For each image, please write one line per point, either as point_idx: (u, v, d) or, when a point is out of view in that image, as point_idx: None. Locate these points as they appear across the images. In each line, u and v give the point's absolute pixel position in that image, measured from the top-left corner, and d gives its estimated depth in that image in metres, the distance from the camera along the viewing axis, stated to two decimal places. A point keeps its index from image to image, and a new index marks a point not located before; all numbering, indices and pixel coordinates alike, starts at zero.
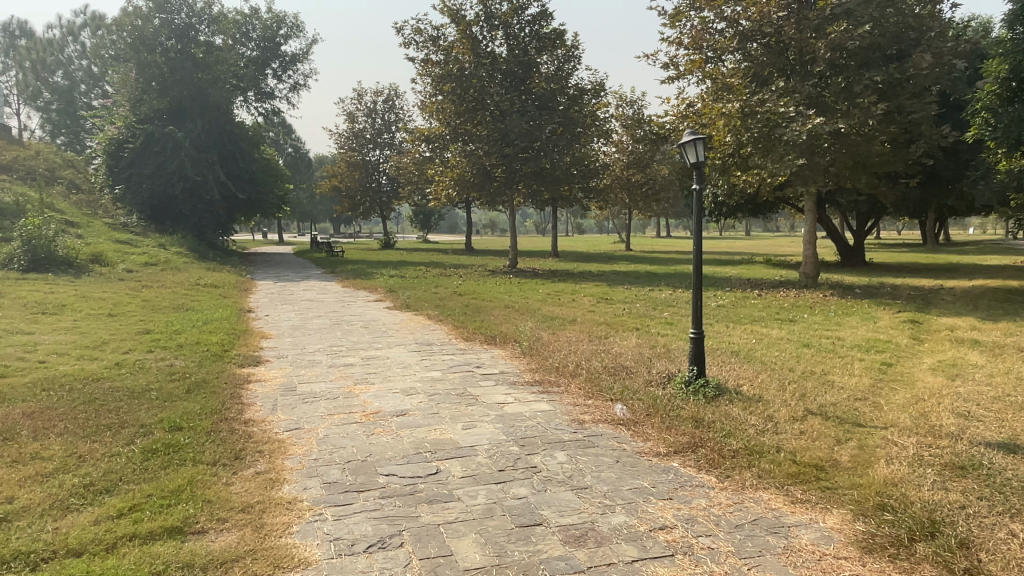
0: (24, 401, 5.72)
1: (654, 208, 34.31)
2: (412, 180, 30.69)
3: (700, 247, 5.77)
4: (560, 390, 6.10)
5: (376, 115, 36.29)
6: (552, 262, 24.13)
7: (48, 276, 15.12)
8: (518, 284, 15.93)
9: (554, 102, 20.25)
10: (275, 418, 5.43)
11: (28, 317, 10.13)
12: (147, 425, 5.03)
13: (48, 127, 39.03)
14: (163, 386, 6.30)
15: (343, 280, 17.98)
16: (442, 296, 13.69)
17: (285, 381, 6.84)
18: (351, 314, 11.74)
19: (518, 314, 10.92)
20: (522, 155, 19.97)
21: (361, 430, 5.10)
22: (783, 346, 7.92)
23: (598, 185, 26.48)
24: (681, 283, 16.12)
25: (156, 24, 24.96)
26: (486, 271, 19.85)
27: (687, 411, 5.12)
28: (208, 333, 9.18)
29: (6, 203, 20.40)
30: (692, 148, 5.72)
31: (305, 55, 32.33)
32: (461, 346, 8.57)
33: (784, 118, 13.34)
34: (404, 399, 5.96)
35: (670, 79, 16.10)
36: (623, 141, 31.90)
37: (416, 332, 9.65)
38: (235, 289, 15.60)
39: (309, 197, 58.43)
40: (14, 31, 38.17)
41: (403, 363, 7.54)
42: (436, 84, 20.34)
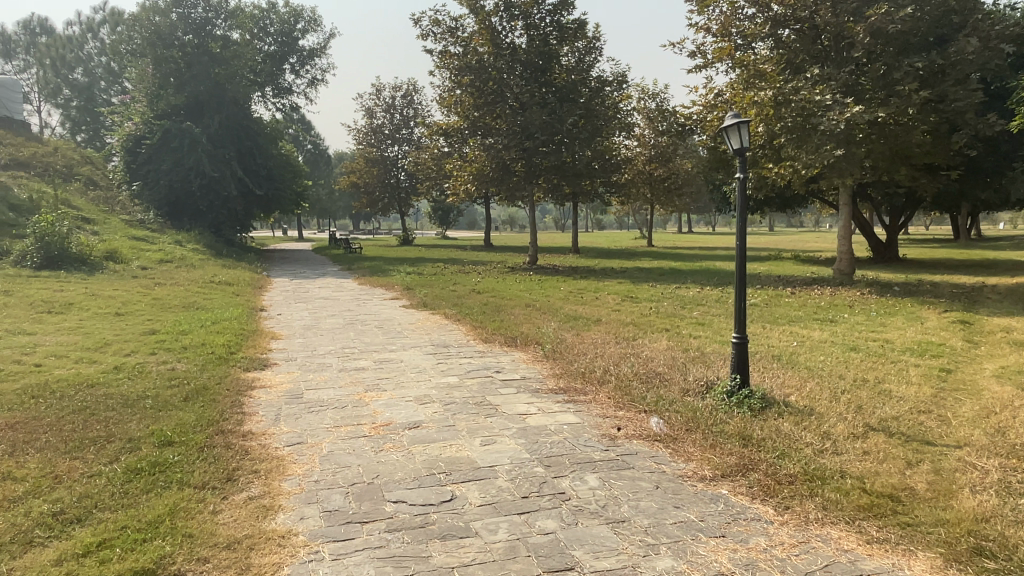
0: (7, 410, 5.27)
1: (676, 203, 33.59)
2: (431, 175, 30.24)
3: (744, 242, 5.22)
4: (587, 399, 5.58)
5: (395, 110, 35.89)
6: (572, 258, 23.58)
7: (61, 274, 14.83)
8: (538, 282, 15.41)
9: (576, 94, 19.72)
10: (278, 431, 4.98)
11: (32, 317, 9.77)
12: (136, 439, 4.58)
13: (68, 125, 39.36)
14: (160, 393, 5.87)
15: (359, 278, 17.55)
16: (460, 294, 13.21)
17: (291, 387, 6.38)
18: (365, 313, 11.28)
19: (541, 314, 10.40)
20: (543, 149, 19.38)
21: (369, 446, 4.61)
22: (828, 350, 7.31)
23: (619, 179, 25.83)
24: (708, 280, 15.49)
25: (172, 19, 24.65)
26: (506, 268, 19.32)
27: (733, 427, 4.58)
28: (215, 334, 8.75)
29: (22, 201, 20.24)
30: (735, 133, 5.18)
31: (323, 49, 31.94)
32: (479, 348, 8.05)
33: (820, 107, 12.65)
34: (417, 409, 5.46)
35: (696, 68, 15.47)
36: (645, 134, 31.16)
37: (432, 333, 9.16)
38: (249, 286, 15.24)
39: (328, 193, 58.31)
40: (34, 29, 38.79)
41: (417, 367, 7.05)
42: (455, 77, 19.85)
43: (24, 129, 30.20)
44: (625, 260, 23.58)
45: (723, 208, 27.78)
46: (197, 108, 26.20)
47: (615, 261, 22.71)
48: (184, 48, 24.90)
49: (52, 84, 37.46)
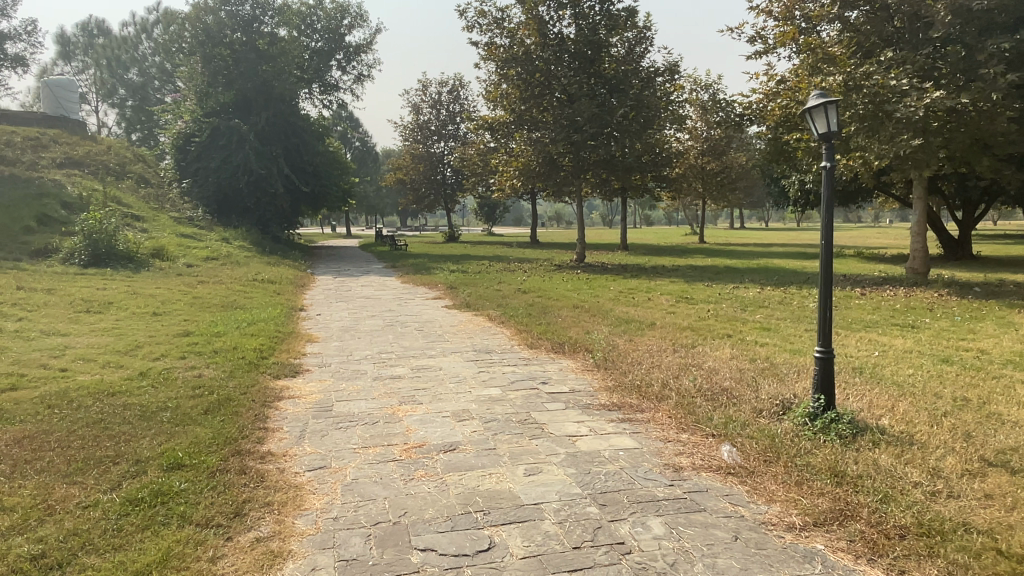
0: (19, 422, 4.90)
1: (729, 198, 32.43)
2: (476, 171, 29.81)
3: (830, 241, 4.53)
4: (646, 419, 4.94)
5: (441, 106, 35.49)
6: (621, 256, 22.81)
7: (106, 272, 14.84)
8: (586, 281, 14.75)
9: (627, 84, 18.90)
10: (303, 451, 4.50)
11: (70, 317, 9.58)
12: (144, 461, 4.14)
13: (123, 124, 40.27)
14: (181, 404, 5.45)
15: (401, 276, 17.19)
16: (505, 294, 12.64)
17: (321, 399, 5.91)
18: (405, 314, 10.81)
19: (591, 316, 9.76)
20: (591, 142, 18.63)
21: (399, 472, 4.07)
22: (916, 362, 6.49)
23: (671, 174, 24.93)
24: (769, 279, 14.58)
25: (221, 16, 24.72)
26: (552, 266, 18.68)
27: (822, 461, 3.92)
28: (249, 336, 8.37)
29: (74, 199, 20.52)
30: (822, 116, 4.50)
31: (369, 45, 31.76)
32: (524, 355, 7.46)
33: (894, 93, 11.66)
34: (455, 428, 4.91)
35: (756, 54, 14.56)
36: (697, 127, 30.11)
37: (473, 337, 8.61)
38: (291, 285, 14.99)
39: (375, 191, 58.67)
40: (92, 31, 39.78)
41: (456, 377, 6.49)
42: (501, 69, 19.29)
43: (81, 129, 30.90)
44: (677, 257, 22.68)
45: (781, 202, 26.59)
46: (245, 106, 26.29)
47: (667, 258, 21.84)
48: (232, 46, 24.96)
49: (109, 84, 38.33)
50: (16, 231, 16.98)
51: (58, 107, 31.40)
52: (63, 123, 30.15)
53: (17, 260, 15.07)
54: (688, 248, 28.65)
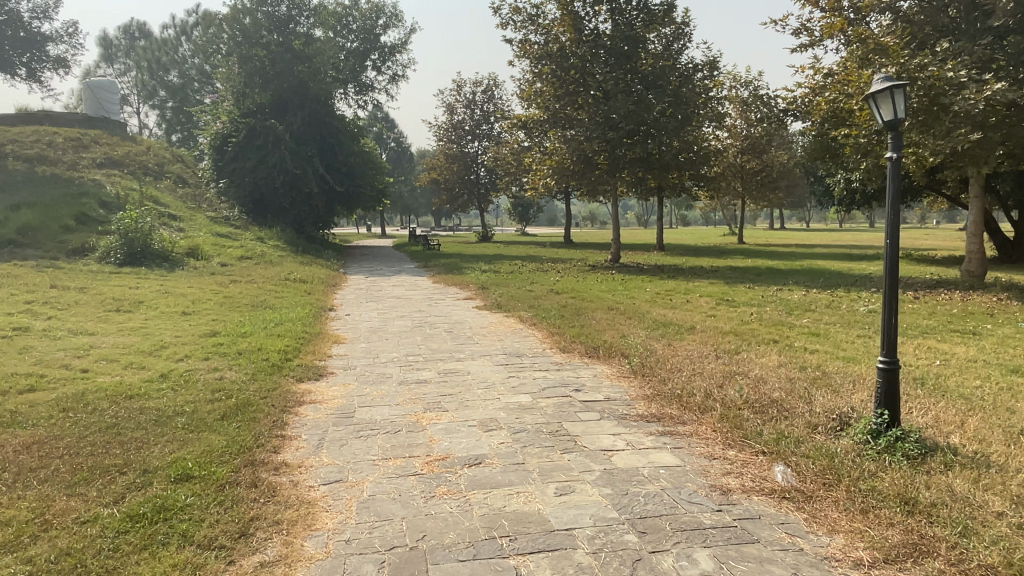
0: (30, 427, 4.73)
1: (770, 197, 31.62)
2: (510, 170, 29.53)
3: (897, 239, 4.14)
4: (688, 434, 4.57)
5: (475, 106, 35.24)
6: (657, 257, 22.33)
7: (141, 270, 14.91)
8: (622, 282, 14.36)
9: (665, 79, 18.40)
10: (320, 462, 4.22)
11: (99, 316, 9.52)
12: (152, 471, 3.91)
13: (164, 125, 40.99)
14: (198, 409, 5.22)
15: (433, 276, 16.99)
16: (538, 295, 12.33)
17: (344, 404, 5.65)
18: (435, 315, 10.54)
19: (627, 319, 9.38)
20: (627, 140, 18.17)
21: (420, 488, 3.76)
22: (982, 372, 6.00)
23: (709, 172, 24.33)
24: (813, 281, 13.99)
25: (258, 17, 24.86)
26: (586, 266, 18.28)
27: (891, 487, 3.51)
28: (275, 337, 8.17)
29: (112, 198, 20.80)
30: (889, 102, 4.15)
31: (404, 45, 31.66)
32: (557, 359, 7.12)
33: (951, 85, 11.01)
34: (481, 439, 4.59)
35: (801, 48, 14.01)
36: (737, 124, 29.41)
37: (504, 340, 8.29)
38: (322, 284, 14.88)
39: (410, 191, 58.81)
40: (133, 34, 40.52)
41: (485, 382, 6.18)
42: (535, 66, 18.96)
43: (122, 130, 31.45)
44: (716, 258, 22.06)
45: (824, 201, 25.75)
46: (281, 106, 26.42)
47: (705, 259, 21.26)
48: (268, 47, 25.07)
49: (149, 86, 39.01)
50: (55, 231, 17.22)
51: (100, 108, 32.02)
52: (104, 124, 30.73)
53: (54, 258, 15.23)
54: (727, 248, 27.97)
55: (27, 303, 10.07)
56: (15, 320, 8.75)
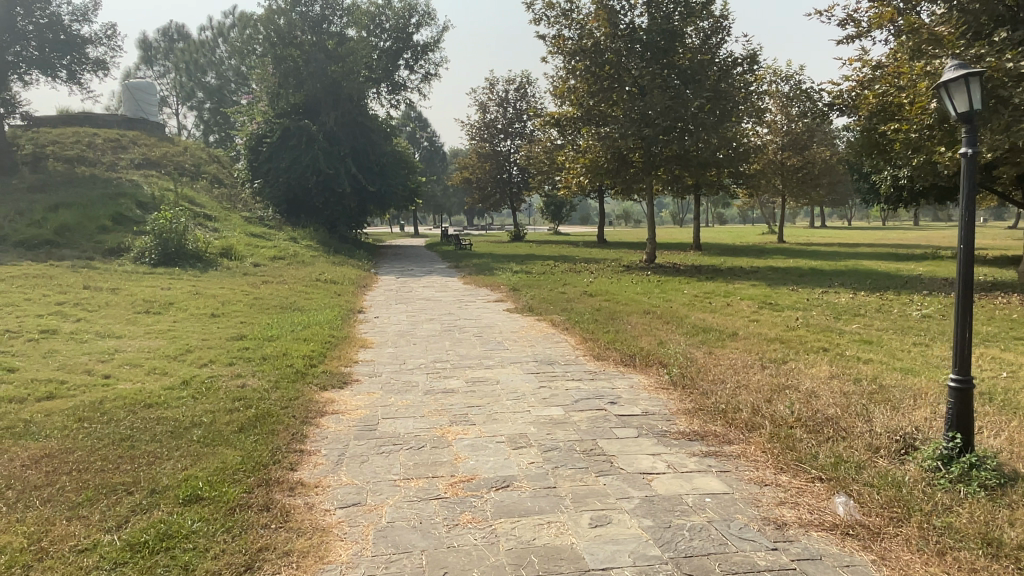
0: (42, 440, 4.56)
1: (811, 195, 30.74)
2: (544, 169, 29.22)
3: (971, 244, 3.74)
4: (736, 459, 4.23)
5: (508, 104, 34.89)
6: (694, 256, 21.81)
7: (175, 271, 14.95)
8: (658, 283, 13.94)
9: (703, 74, 17.87)
10: (338, 481, 3.95)
11: (128, 318, 9.45)
12: (160, 491, 3.69)
13: (201, 126, 41.58)
14: (217, 420, 5.01)
15: (464, 276, 16.76)
16: (571, 297, 12.01)
17: (368, 414, 5.40)
18: (465, 318, 10.27)
19: (665, 324, 8.99)
20: (663, 137, 17.66)
21: (442, 515, 3.47)
22: None
23: (747, 170, 23.70)
24: (859, 284, 13.42)
25: (292, 18, 24.92)
26: (620, 267, 17.87)
27: (972, 525, 3.12)
28: (300, 341, 7.97)
29: (148, 198, 21.03)
30: (963, 92, 3.75)
31: (436, 43, 31.43)
32: (590, 367, 6.80)
33: (1010, 77, 10.28)
34: (510, 458, 4.28)
35: (847, 39, 13.41)
36: (777, 120, 28.69)
37: (535, 345, 7.97)
38: (353, 285, 14.74)
39: (443, 189, 58.85)
40: (172, 36, 41.19)
41: (515, 393, 5.87)
42: (569, 63, 18.60)
43: (160, 131, 31.89)
44: (755, 258, 21.45)
45: (869, 199, 24.88)
46: (315, 106, 26.48)
47: (744, 259, 20.66)
48: (302, 47, 25.09)
49: (187, 87, 39.64)
50: (92, 231, 17.41)
51: (139, 110, 32.52)
52: (143, 125, 31.19)
53: (90, 258, 15.35)
54: (766, 247, 27.25)
55: (58, 304, 10.08)
56: (44, 322, 8.72)
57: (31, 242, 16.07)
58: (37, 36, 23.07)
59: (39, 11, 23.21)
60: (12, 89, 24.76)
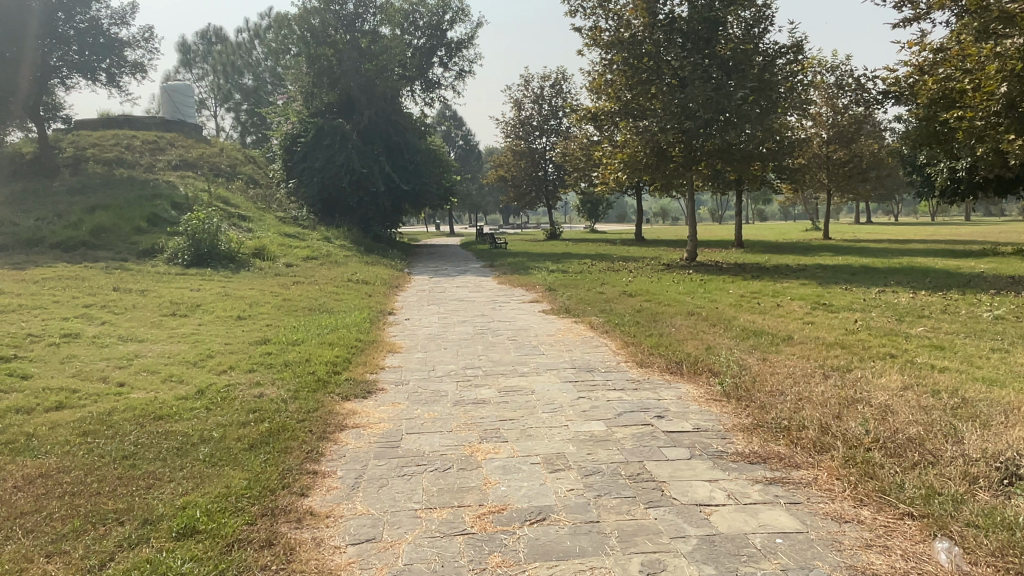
0: (40, 457, 4.22)
1: (858, 190, 29.63)
2: (580, 166, 28.64)
3: None
4: (806, 491, 3.69)
5: (543, 100, 34.27)
6: (736, 254, 21.04)
7: (207, 272, 14.81)
8: (701, 282, 13.29)
9: (748, 64, 17.10)
10: (352, 511, 3.51)
11: (154, 321, 9.21)
12: (154, 521, 3.31)
13: (239, 128, 41.98)
14: (227, 435, 4.62)
15: (499, 275, 16.31)
16: (610, 297, 11.47)
17: (391, 428, 4.97)
18: (498, 320, 9.81)
19: (711, 326, 8.40)
20: (704, 130, 16.95)
21: (469, 556, 3.00)
22: None
23: (791, 164, 22.80)
24: (918, 283, 12.59)
25: (326, 17, 24.76)
26: (660, 265, 17.22)
27: None
28: (326, 346, 7.59)
29: (183, 199, 21.07)
30: None
31: (471, 39, 31.01)
32: (633, 375, 6.28)
33: None
34: (546, 484, 3.79)
35: (904, 22, 12.60)
36: (822, 113, 27.64)
37: (573, 350, 7.46)
38: (385, 285, 14.41)
39: (477, 189, 58.76)
40: (211, 39, 41.68)
41: (551, 404, 5.36)
42: (606, 55, 18.02)
43: (197, 132, 32.16)
44: (802, 256, 20.57)
45: (923, 194, 23.75)
46: (349, 106, 26.39)
47: (791, 257, 19.83)
48: (336, 46, 24.91)
49: (225, 89, 40.10)
50: (127, 232, 17.41)
51: (177, 112, 32.87)
52: (180, 127, 31.48)
53: (124, 260, 15.30)
54: (812, 244, 26.28)
55: (85, 306, 9.92)
56: (67, 325, 8.50)
57: (67, 243, 16.11)
58: (78, 40, 23.23)
59: (80, 15, 23.34)
60: (54, 93, 25.07)
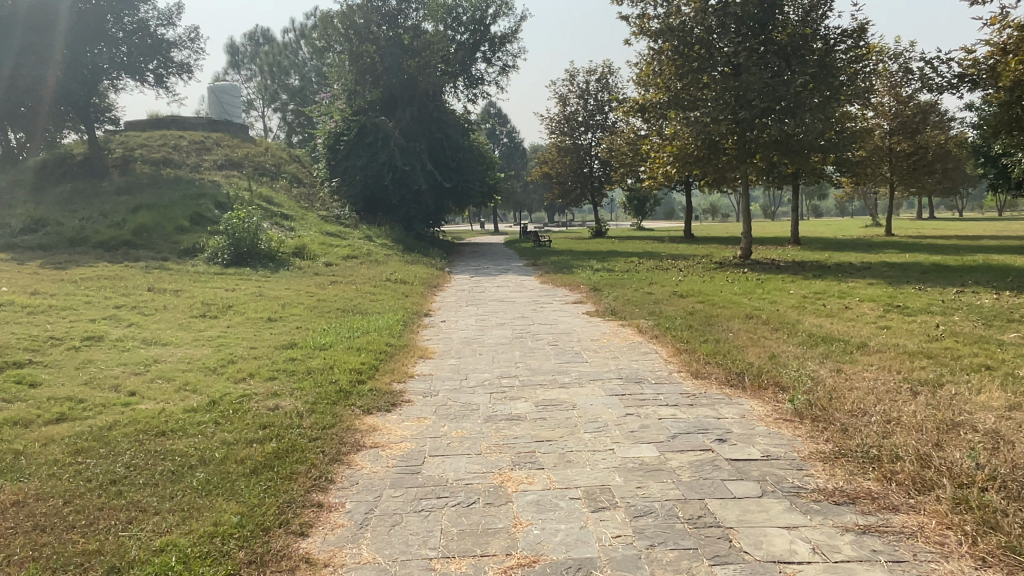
0: (19, 481, 3.77)
1: (922, 183, 28.07)
2: (627, 161, 27.76)
3: None
4: (911, 547, 2.99)
5: (589, 95, 33.42)
6: (793, 252, 19.95)
7: (246, 271, 14.59)
8: (758, 282, 12.42)
9: (807, 50, 16.05)
10: (355, 559, 2.95)
11: (181, 323, 8.88)
12: (121, 569, 2.81)
13: (285, 128, 42.32)
14: (230, 456, 4.11)
15: (542, 274, 15.68)
16: (660, 298, 10.74)
17: (414, 448, 4.39)
18: (539, 322, 9.19)
19: (774, 331, 7.63)
20: (760, 120, 15.99)
21: None
22: None
23: (852, 156, 21.55)
24: (1000, 283, 11.47)
25: (368, 13, 24.45)
26: (712, 263, 16.47)
27: None
28: (354, 351, 7.09)
29: (226, 198, 21.04)
30: None
31: (514, 33, 30.35)
32: (688, 388, 5.59)
33: None
34: (587, 528, 3.15)
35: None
36: (884, 102, 26.20)
37: (620, 358, 6.80)
38: (424, 285, 13.96)
39: (523, 185, 58.18)
40: (258, 40, 42.14)
41: (595, 422, 4.73)
42: (655, 44, 17.21)
43: (243, 133, 32.41)
44: (863, 253, 19.44)
45: (997, 187, 22.17)
46: (391, 103, 26.02)
47: (853, 254, 18.70)
48: (377, 42, 24.58)
49: (272, 90, 40.48)
50: (169, 231, 17.39)
51: (224, 112, 33.14)
52: (227, 127, 31.74)
53: (165, 259, 15.19)
54: (874, 241, 24.81)
55: (117, 307, 9.68)
56: (93, 327, 8.24)
57: (110, 242, 16.12)
58: (127, 41, 23.46)
59: (128, 17, 23.54)
60: (104, 94, 25.45)
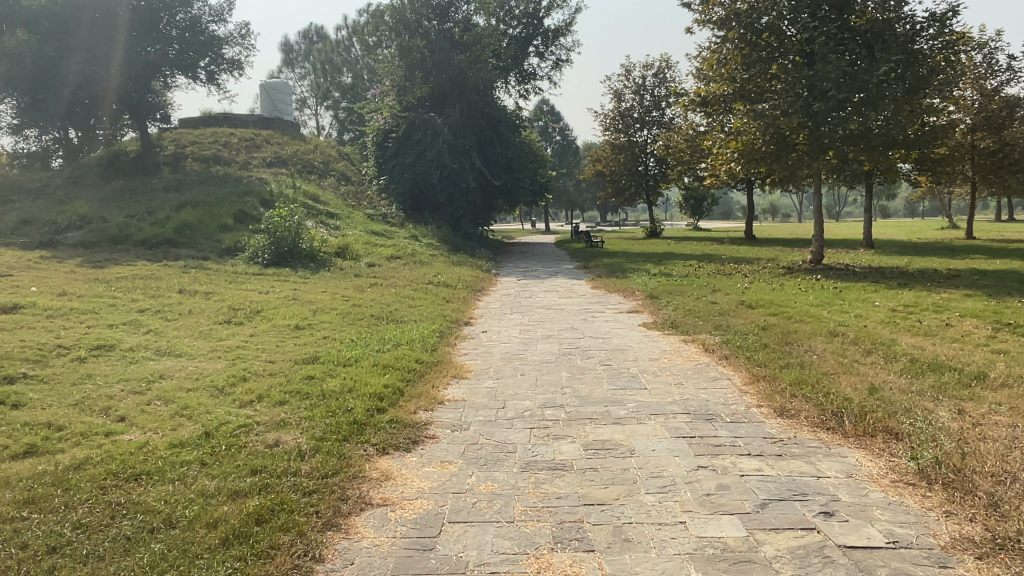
0: None
1: (1007, 183, 26.02)
2: (685, 159, 26.46)
3: None
4: None
5: (645, 91, 32.13)
6: (867, 256, 18.45)
7: (285, 272, 14.03)
8: (835, 291, 11.17)
9: (891, 35, 14.57)
10: None
11: (202, 330, 8.22)
12: None
13: (336, 126, 42.29)
14: (201, 516, 3.29)
15: (594, 278, 14.68)
16: (726, 308, 9.65)
17: (432, 509, 3.50)
18: (590, 336, 8.23)
19: (867, 355, 6.50)
20: (837, 113, 14.57)
21: None
22: None
23: (933, 153, 19.84)
24: None
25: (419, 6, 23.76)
26: (780, 269, 15.23)
27: None
28: (379, 369, 6.28)
29: (271, 196, 20.69)
30: None
31: (569, 26, 29.28)
32: (773, 432, 4.55)
33: None
34: None
35: None
36: (968, 95, 24.24)
37: (685, 385, 5.81)
38: (468, 289, 13.15)
39: (574, 184, 57.22)
40: (313, 38, 42.30)
41: (660, 480, 3.77)
42: (720, 32, 16.00)
43: (294, 130, 32.27)
44: (947, 258, 17.86)
45: None
46: (441, 100, 25.22)
47: (935, 260, 17.11)
48: (427, 36, 23.81)
49: (324, 87, 40.50)
50: (212, 230, 17.05)
51: (276, 109, 33.07)
52: (277, 125, 31.65)
53: (205, 259, 14.77)
54: (955, 245, 22.90)
55: (141, 312, 9.11)
56: (106, 334, 7.64)
57: (151, 240, 15.84)
58: (179, 40, 23.45)
59: (181, 15, 23.50)
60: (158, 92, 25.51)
